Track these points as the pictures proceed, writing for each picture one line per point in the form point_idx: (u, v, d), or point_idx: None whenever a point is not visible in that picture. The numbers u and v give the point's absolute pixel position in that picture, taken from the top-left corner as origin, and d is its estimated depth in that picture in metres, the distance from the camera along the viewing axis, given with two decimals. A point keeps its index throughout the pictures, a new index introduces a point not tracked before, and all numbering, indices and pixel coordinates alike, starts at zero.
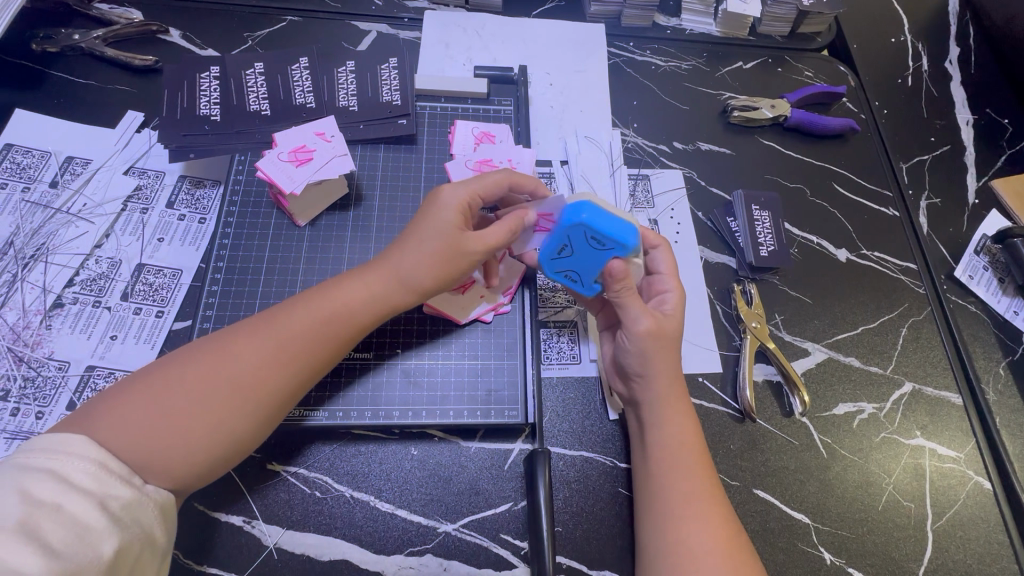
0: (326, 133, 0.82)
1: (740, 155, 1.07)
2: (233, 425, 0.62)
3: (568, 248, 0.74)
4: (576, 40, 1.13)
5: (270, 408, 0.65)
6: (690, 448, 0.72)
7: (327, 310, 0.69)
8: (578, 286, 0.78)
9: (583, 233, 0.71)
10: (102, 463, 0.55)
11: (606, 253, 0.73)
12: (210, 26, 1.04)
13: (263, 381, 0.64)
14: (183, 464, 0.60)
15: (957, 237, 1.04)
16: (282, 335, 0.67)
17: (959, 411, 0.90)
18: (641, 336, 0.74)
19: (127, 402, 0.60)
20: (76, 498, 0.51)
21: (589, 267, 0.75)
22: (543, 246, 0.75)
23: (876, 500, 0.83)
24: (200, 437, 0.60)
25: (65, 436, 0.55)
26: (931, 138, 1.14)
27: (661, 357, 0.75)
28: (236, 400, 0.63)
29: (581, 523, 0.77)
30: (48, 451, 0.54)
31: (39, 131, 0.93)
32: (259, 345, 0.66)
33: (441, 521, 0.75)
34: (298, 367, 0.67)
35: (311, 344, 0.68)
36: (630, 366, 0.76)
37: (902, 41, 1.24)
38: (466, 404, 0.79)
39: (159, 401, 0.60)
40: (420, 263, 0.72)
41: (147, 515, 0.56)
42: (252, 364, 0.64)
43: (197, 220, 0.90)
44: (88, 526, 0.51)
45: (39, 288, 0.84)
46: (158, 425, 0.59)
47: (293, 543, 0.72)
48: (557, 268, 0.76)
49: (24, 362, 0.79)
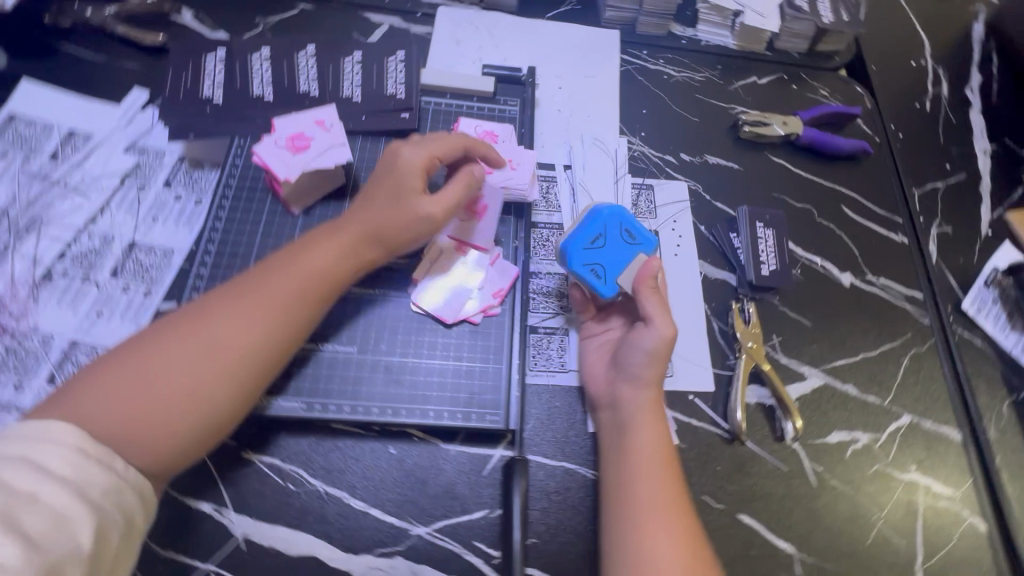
0: (325, 121, 0.81)
1: (748, 170, 1.05)
2: (214, 387, 0.64)
3: (600, 240, 0.81)
4: (589, 45, 1.12)
5: (253, 378, 0.66)
6: (659, 453, 0.72)
7: (301, 275, 0.71)
8: (598, 285, 0.80)
9: (616, 227, 0.81)
10: (80, 449, 0.55)
11: (631, 250, 0.81)
12: (223, 10, 1.04)
13: (242, 348, 0.66)
14: (169, 438, 0.61)
15: (966, 268, 1.02)
16: (260, 301, 0.68)
17: (958, 448, 0.87)
18: (659, 332, 0.75)
19: (106, 379, 0.61)
20: (53, 489, 0.51)
21: (617, 263, 0.80)
22: (577, 234, 0.81)
23: (865, 535, 0.80)
24: (183, 409, 0.62)
25: (40, 425, 0.55)
26: (946, 165, 1.11)
27: (664, 360, 0.76)
28: (217, 371, 0.64)
29: (557, 537, 0.74)
30: (25, 439, 0.53)
31: (45, 103, 0.93)
32: (235, 312, 0.67)
33: (414, 524, 0.73)
34: (277, 324, 0.68)
35: (290, 308, 0.69)
36: (635, 364, 0.76)
37: (923, 65, 1.22)
38: (448, 406, 0.77)
39: (138, 375, 0.62)
40: (382, 222, 0.75)
41: (126, 499, 0.56)
42: (228, 324, 0.66)
43: (193, 201, 0.89)
44: (67, 515, 0.51)
45: (30, 259, 0.83)
46: (136, 398, 0.61)
47: (261, 535, 0.71)
48: (586, 261, 0.80)
49: (7, 333, 0.78)
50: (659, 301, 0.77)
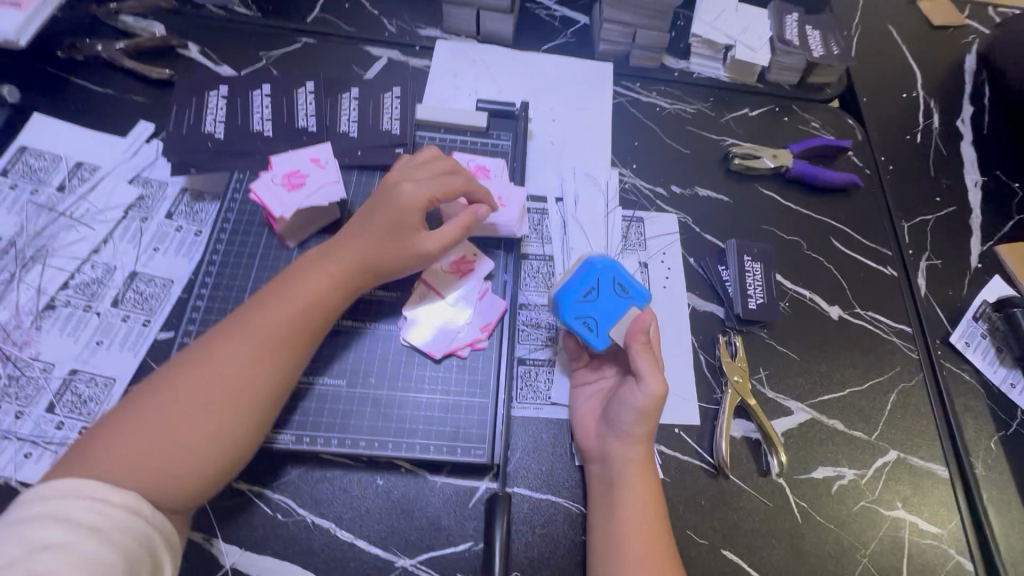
0: (320, 159, 0.84)
1: (738, 203, 1.06)
2: (226, 426, 0.67)
3: (593, 292, 0.82)
4: (583, 78, 1.15)
5: (265, 410, 0.70)
6: (648, 509, 0.73)
7: (303, 308, 0.74)
8: (589, 337, 0.80)
9: (610, 279, 0.82)
10: (107, 501, 0.57)
11: (624, 303, 0.81)
12: (228, 44, 1.08)
13: (252, 381, 0.69)
14: (191, 476, 0.64)
15: (956, 301, 1.02)
16: (265, 336, 0.71)
17: (945, 485, 0.88)
18: (648, 392, 0.75)
19: (124, 427, 0.64)
20: (82, 539, 0.54)
21: (609, 316, 0.81)
22: (570, 287, 0.81)
23: (849, 572, 0.81)
24: (203, 447, 0.65)
25: (67, 485, 0.57)
26: (936, 198, 1.12)
27: (653, 417, 0.76)
28: (231, 408, 0.67)
29: (540, 570, 0.75)
30: (55, 498, 0.56)
31: (54, 136, 0.96)
32: (242, 348, 0.70)
33: (399, 555, 0.74)
34: (280, 359, 0.71)
35: (296, 340, 0.73)
36: (624, 420, 0.76)
37: (914, 97, 1.23)
38: (435, 439, 0.79)
39: (155, 419, 0.64)
40: (380, 253, 0.78)
41: (153, 541, 0.59)
42: (235, 366, 0.69)
43: (193, 232, 0.92)
44: (98, 562, 0.53)
45: (35, 288, 0.86)
46: (156, 441, 0.63)
47: (249, 565, 0.72)
48: (578, 314, 0.81)
49: (11, 360, 0.81)
50: (652, 359, 0.77)
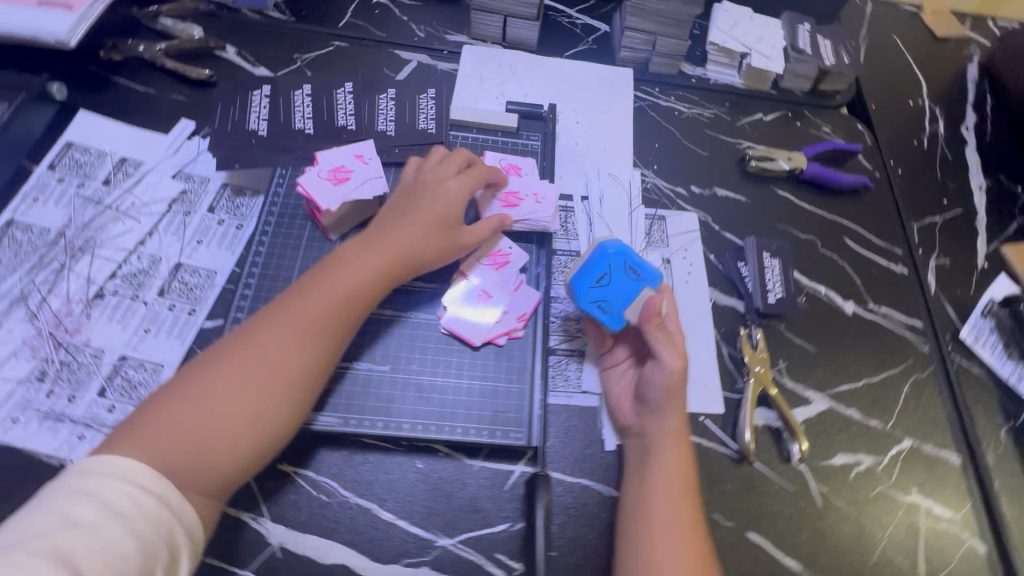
0: (364, 156, 0.91)
1: (755, 203, 1.11)
2: (267, 407, 0.69)
3: (606, 277, 0.86)
4: (605, 82, 1.19)
5: (301, 396, 0.72)
6: (678, 483, 0.76)
7: (339, 297, 0.76)
8: (605, 318, 0.86)
9: (620, 263, 0.86)
10: (137, 484, 0.60)
11: (637, 283, 0.86)
12: (265, 46, 1.12)
13: (291, 368, 0.72)
14: (229, 459, 0.67)
15: (964, 298, 1.07)
16: (302, 324, 0.74)
17: (958, 472, 0.91)
18: (673, 368, 0.80)
19: (167, 408, 0.66)
20: (107, 523, 0.56)
21: (622, 297, 0.85)
22: (583, 275, 0.86)
23: (868, 554, 0.84)
24: (241, 431, 0.68)
25: (107, 462, 0.60)
26: (944, 200, 1.17)
27: (679, 396, 0.81)
28: (269, 393, 0.70)
29: (574, 550, 0.78)
30: (94, 473, 0.59)
31: (99, 133, 1.00)
32: (281, 335, 0.72)
33: (439, 535, 0.77)
34: (319, 345, 0.74)
35: (331, 330, 0.75)
36: (651, 398, 0.81)
37: (920, 104, 1.29)
38: (473, 423, 0.82)
39: (197, 402, 0.67)
40: (415, 246, 0.82)
41: (173, 530, 0.60)
42: (275, 352, 0.71)
43: (235, 225, 0.95)
44: (116, 549, 0.56)
45: (84, 278, 0.89)
46: (197, 424, 0.66)
47: (296, 544, 0.75)
48: (592, 297, 0.86)
49: (62, 346, 0.84)
50: (670, 342, 0.81)
